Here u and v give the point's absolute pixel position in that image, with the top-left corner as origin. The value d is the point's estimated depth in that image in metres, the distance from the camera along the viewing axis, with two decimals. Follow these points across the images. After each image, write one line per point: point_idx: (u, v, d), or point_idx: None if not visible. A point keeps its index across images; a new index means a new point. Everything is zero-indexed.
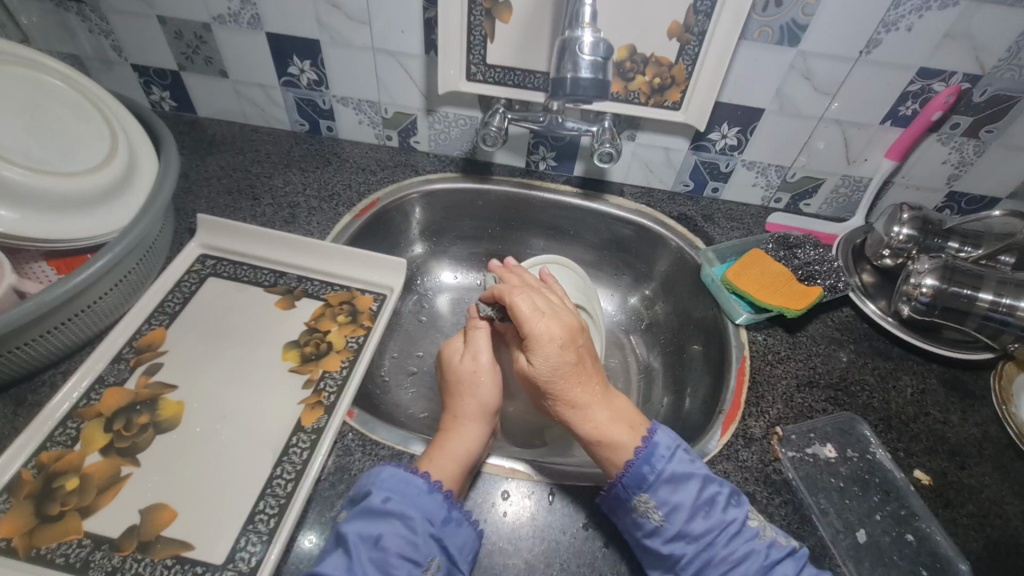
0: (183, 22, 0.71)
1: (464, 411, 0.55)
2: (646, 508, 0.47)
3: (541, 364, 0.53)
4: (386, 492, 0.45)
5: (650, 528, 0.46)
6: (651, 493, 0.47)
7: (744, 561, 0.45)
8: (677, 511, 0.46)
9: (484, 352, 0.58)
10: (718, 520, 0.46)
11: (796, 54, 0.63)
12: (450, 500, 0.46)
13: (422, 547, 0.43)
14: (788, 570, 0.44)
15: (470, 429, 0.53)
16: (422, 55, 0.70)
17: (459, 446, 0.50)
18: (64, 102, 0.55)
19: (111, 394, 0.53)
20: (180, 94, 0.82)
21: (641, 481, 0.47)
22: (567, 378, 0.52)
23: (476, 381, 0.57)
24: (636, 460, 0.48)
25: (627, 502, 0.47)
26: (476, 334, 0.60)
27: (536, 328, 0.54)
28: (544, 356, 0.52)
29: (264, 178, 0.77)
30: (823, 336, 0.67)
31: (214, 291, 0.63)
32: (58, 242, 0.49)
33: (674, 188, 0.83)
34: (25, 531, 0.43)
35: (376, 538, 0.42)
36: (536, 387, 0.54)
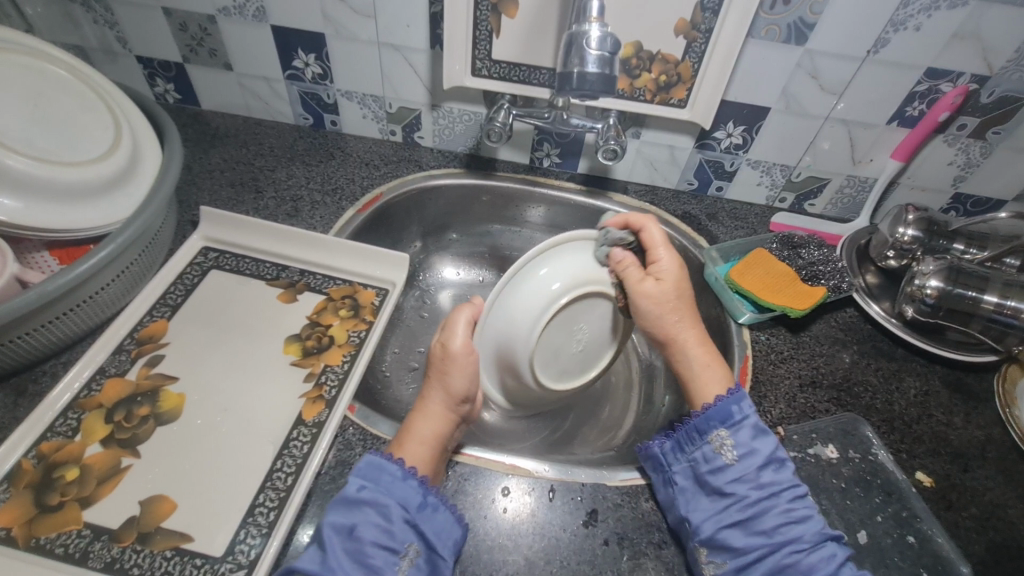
0: (189, 14, 0.71)
1: (432, 396, 0.52)
2: (723, 443, 0.48)
3: (666, 291, 0.54)
4: (360, 481, 0.45)
5: (720, 462, 0.48)
6: (732, 431, 0.49)
7: (804, 520, 0.45)
8: (753, 454, 0.47)
9: (457, 337, 0.53)
10: (788, 479, 0.47)
11: (804, 53, 0.63)
12: (425, 485, 0.46)
13: (398, 534, 0.43)
14: (836, 549, 0.44)
15: (438, 412, 0.51)
16: (428, 50, 0.70)
17: (426, 429, 0.50)
18: (68, 91, 0.55)
19: (112, 385, 0.53)
20: (184, 86, 0.82)
21: (727, 417, 0.49)
22: (685, 305, 0.55)
23: (446, 367, 0.53)
24: (726, 396, 0.50)
25: (705, 433, 0.49)
26: (459, 312, 0.55)
27: (664, 258, 0.55)
28: (671, 284, 0.54)
29: (267, 171, 0.77)
30: (826, 336, 0.67)
31: (215, 283, 0.63)
32: (60, 232, 0.48)
33: (678, 186, 0.82)
34: (25, 521, 0.43)
35: (350, 529, 0.42)
36: (654, 310, 0.54)
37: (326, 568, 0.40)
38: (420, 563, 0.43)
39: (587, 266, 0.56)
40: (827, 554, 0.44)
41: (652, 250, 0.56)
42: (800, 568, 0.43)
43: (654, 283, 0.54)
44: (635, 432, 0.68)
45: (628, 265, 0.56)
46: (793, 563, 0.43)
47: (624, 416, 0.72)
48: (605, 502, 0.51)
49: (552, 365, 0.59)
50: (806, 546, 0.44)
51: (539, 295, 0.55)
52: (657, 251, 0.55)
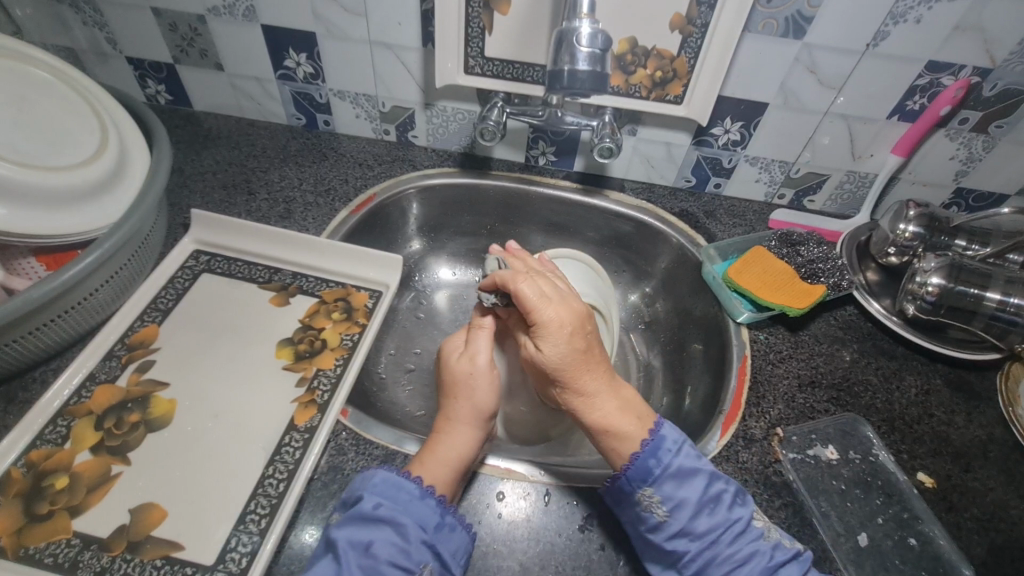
0: (178, 14, 0.70)
1: (458, 416, 0.52)
2: (650, 503, 0.46)
3: (546, 352, 0.50)
4: (377, 498, 0.44)
5: (653, 522, 0.45)
6: (657, 488, 0.46)
7: (748, 561, 0.44)
8: (683, 506, 0.45)
9: (482, 353, 0.55)
10: (724, 518, 0.45)
11: (802, 47, 0.62)
12: (444, 505, 0.45)
13: (415, 554, 0.42)
14: (792, 573, 0.43)
15: (465, 431, 0.51)
16: (419, 48, 0.69)
17: (450, 449, 0.49)
18: (53, 95, 0.54)
19: (103, 392, 0.52)
20: (175, 87, 0.81)
21: (647, 475, 0.46)
22: (574, 364, 0.50)
23: (472, 383, 0.54)
24: (642, 451, 0.47)
25: (631, 495, 0.46)
26: (478, 333, 0.58)
27: (541, 317, 0.51)
28: (551, 345, 0.50)
29: (259, 172, 0.76)
30: (825, 335, 0.66)
31: (206, 288, 0.62)
32: (46, 237, 0.48)
33: (675, 184, 0.81)
34: (13, 531, 0.43)
35: (366, 546, 0.42)
36: (544, 373, 0.52)
37: None
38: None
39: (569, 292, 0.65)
40: None
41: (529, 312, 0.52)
42: None
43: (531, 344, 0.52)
44: None
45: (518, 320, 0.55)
46: None
47: None
48: (602, 506, 0.50)
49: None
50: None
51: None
52: (533, 307, 0.51)
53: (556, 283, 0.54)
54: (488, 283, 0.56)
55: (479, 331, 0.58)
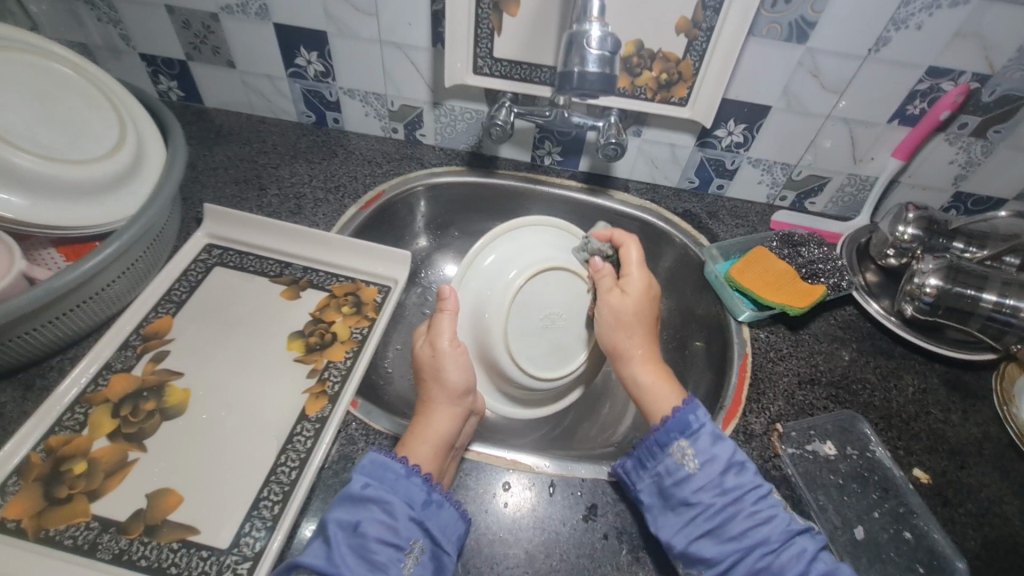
0: (192, 12, 0.72)
1: (434, 397, 0.54)
2: (684, 454, 0.48)
3: (628, 301, 0.58)
4: (365, 479, 0.45)
5: (683, 473, 0.47)
6: (692, 441, 0.48)
7: (770, 521, 0.45)
8: (714, 462, 0.47)
9: (444, 336, 0.56)
10: (751, 480, 0.47)
11: (805, 52, 0.63)
12: (430, 483, 0.46)
13: (403, 531, 0.44)
14: (805, 543, 0.45)
15: (442, 412, 0.53)
16: (429, 48, 0.70)
17: (432, 429, 0.51)
18: (73, 89, 0.55)
19: (119, 380, 0.53)
20: (187, 84, 0.82)
21: (685, 427, 0.49)
22: (642, 325, 0.58)
23: (437, 365, 0.55)
24: (682, 407, 0.50)
25: (666, 445, 0.49)
26: (441, 316, 0.57)
27: (632, 274, 0.60)
28: (634, 298, 0.58)
29: (270, 168, 0.78)
30: (825, 334, 0.67)
31: (218, 280, 0.63)
32: (66, 229, 0.49)
33: (679, 184, 0.83)
34: (34, 513, 0.44)
35: (355, 525, 0.43)
36: (613, 319, 0.58)
37: (332, 564, 0.40)
38: (425, 562, 0.43)
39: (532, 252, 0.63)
40: (798, 551, 0.44)
41: (627, 268, 0.60)
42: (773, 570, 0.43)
43: (618, 293, 0.59)
44: (635, 428, 0.69)
45: (605, 275, 0.61)
46: (766, 566, 0.43)
47: (625, 412, 0.73)
48: (605, 496, 0.52)
49: (538, 357, 0.61)
50: (776, 546, 0.44)
51: (489, 289, 0.60)
52: (631, 265, 0.60)
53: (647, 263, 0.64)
54: (603, 235, 0.64)
55: (442, 314, 0.57)
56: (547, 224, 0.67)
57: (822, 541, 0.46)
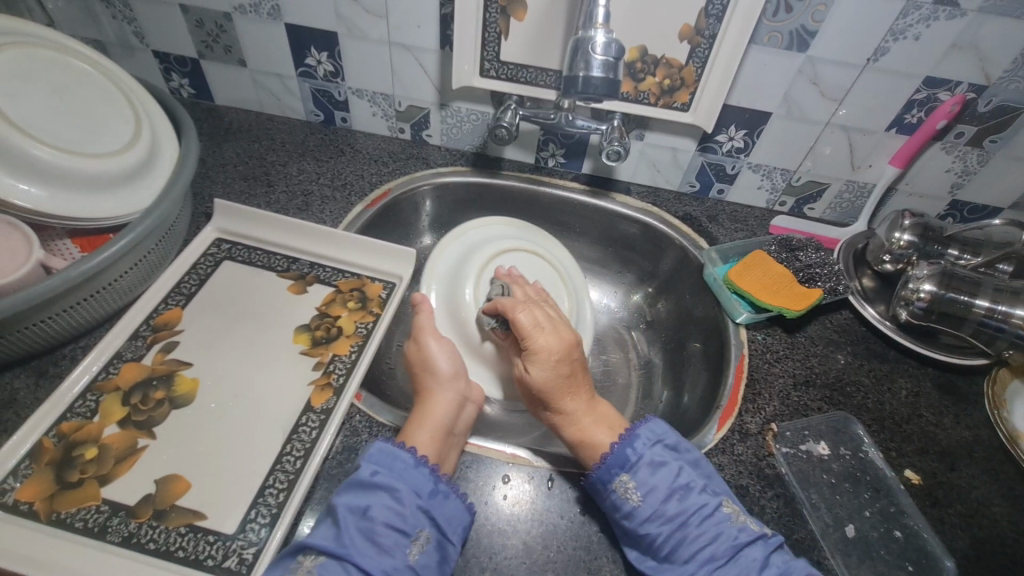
0: (205, 11, 0.73)
1: (430, 387, 0.57)
2: (626, 488, 0.49)
3: (533, 377, 0.57)
4: (374, 466, 0.47)
5: (627, 507, 0.48)
6: (632, 473, 0.49)
7: (716, 542, 0.46)
8: (655, 491, 0.48)
9: (428, 331, 0.61)
10: (695, 503, 0.47)
11: (805, 60, 0.65)
12: (437, 474, 0.48)
13: (409, 518, 0.45)
14: (755, 554, 0.45)
15: (439, 398, 0.56)
16: (437, 50, 0.72)
17: (430, 416, 0.53)
18: (91, 85, 0.56)
19: (129, 369, 0.55)
20: (198, 81, 0.84)
21: (624, 461, 0.50)
22: (555, 391, 0.56)
23: (426, 358, 0.59)
24: (619, 443, 0.51)
25: (607, 484, 0.49)
26: (419, 314, 0.62)
27: (532, 342, 0.58)
28: (537, 369, 0.57)
29: (278, 165, 0.79)
30: (821, 337, 0.69)
31: (227, 274, 0.65)
32: (81, 221, 0.50)
33: (680, 188, 0.84)
34: (46, 496, 0.45)
35: (364, 510, 0.44)
36: (530, 392, 0.58)
37: (339, 545, 0.42)
38: (430, 549, 0.44)
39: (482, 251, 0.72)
40: (750, 562, 0.45)
41: (524, 339, 0.58)
42: None
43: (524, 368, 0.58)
44: None
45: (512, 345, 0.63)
46: None
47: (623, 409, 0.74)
48: None
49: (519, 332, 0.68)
50: (724, 564, 0.45)
51: (458, 283, 0.69)
52: (528, 333, 0.58)
53: (549, 312, 0.61)
54: (489, 309, 0.63)
55: (420, 313, 0.62)
56: (490, 223, 0.77)
57: (775, 544, 0.47)
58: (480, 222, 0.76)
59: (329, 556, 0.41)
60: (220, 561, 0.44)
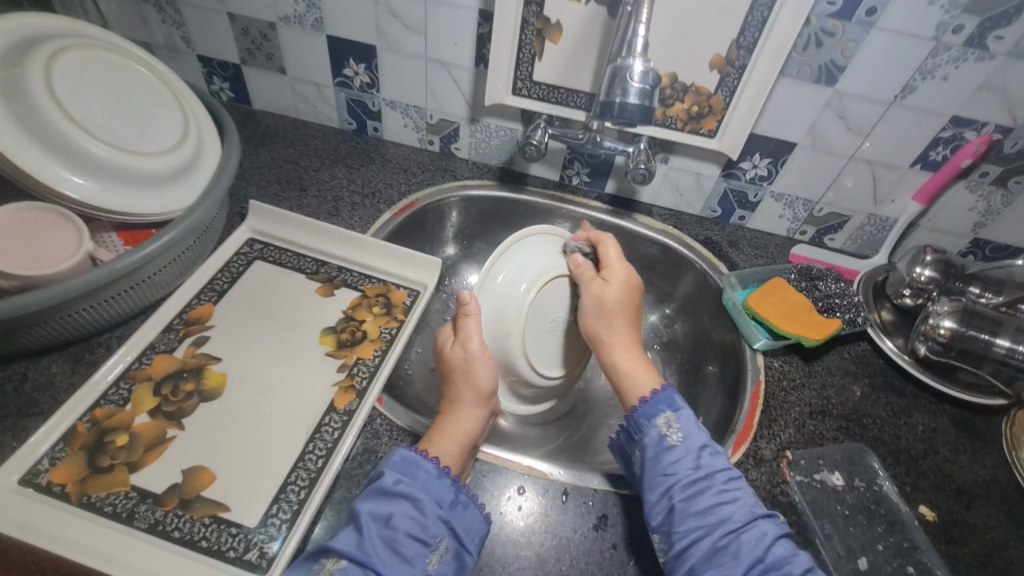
0: (252, 20, 0.76)
1: (463, 398, 0.57)
2: (669, 426, 0.51)
3: (607, 296, 0.60)
4: (397, 474, 0.48)
5: (665, 443, 0.50)
6: (677, 416, 0.52)
7: (734, 500, 0.47)
8: (693, 438, 0.51)
9: (474, 339, 0.58)
10: (722, 463, 0.50)
11: (833, 94, 0.66)
12: (458, 484, 0.49)
13: (431, 528, 0.46)
14: (767, 528, 0.46)
15: (464, 411, 0.56)
16: (472, 67, 0.74)
17: (458, 428, 0.54)
18: (147, 88, 0.58)
19: (161, 360, 0.56)
20: (239, 86, 0.87)
21: (672, 403, 0.53)
22: (621, 320, 0.60)
23: (469, 367, 0.58)
24: (669, 386, 0.55)
25: (652, 417, 0.52)
26: (466, 321, 0.59)
27: (613, 267, 0.63)
28: (616, 289, 0.61)
29: (311, 171, 0.81)
30: (838, 367, 0.69)
31: (258, 273, 0.67)
32: (127, 216, 0.52)
33: (701, 213, 0.85)
34: (78, 479, 0.47)
35: (386, 518, 0.45)
36: (596, 309, 0.60)
37: (362, 552, 0.43)
38: (448, 559, 0.45)
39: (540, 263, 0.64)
40: (759, 533, 0.45)
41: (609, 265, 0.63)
42: (733, 550, 0.44)
43: (602, 282, 0.62)
44: None
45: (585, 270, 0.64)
46: (726, 545, 0.45)
47: None
48: (615, 508, 0.53)
49: (548, 358, 0.64)
50: (738, 526, 0.45)
51: (510, 298, 0.62)
52: (611, 261, 0.63)
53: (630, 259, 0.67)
54: (580, 236, 0.68)
55: (467, 319, 0.59)
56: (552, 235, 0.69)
57: (784, 531, 0.47)
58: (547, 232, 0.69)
59: (350, 562, 0.43)
60: (241, 554, 0.45)
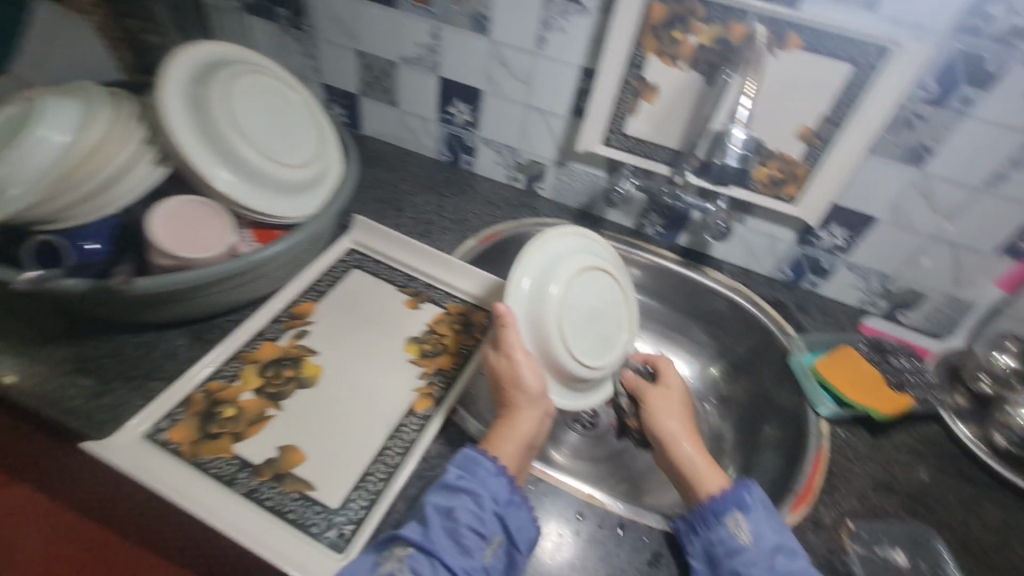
0: (377, 58, 0.86)
1: (517, 402, 0.58)
2: (738, 527, 0.52)
3: (670, 399, 0.66)
4: (459, 471, 0.52)
5: (735, 544, 0.51)
6: (747, 516, 0.52)
7: None
8: (765, 540, 0.51)
9: (517, 347, 0.58)
10: (800, 566, 0.49)
11: (919, 174, 0.68)
12: (513, 483, 0.52)
13: (488, 523, 0.49)
14: None
15: (519, 412, 0.58)
16: (567, 117, 0.80)
17: (516, 428, 0.56)
18: (295, 108, 0.67)
19: (268, 347, 0.63)
20: (353, 113, 0.97)
21: (741, 502, 0.53)
22: (682, 420, 0.63)
23: (515, 372, 0.58)
24: (739, 482, 0.54)
25: (721, 515, 0.52)
26: (505, 331, 0.58)
27: (668, 373, 0.69)
28: (675, 393, 0.67)
29: (407, 194, 0.89)
30: (906, 446, 0.68)
31: (355, 281, 0.73)
32: (263, 215, 0.60)
33: (772, 274, 0.87)
34: (191, 441, 0.53)
35: (449, 511, 0.49)
36: (659, 409, 0.64)
37: (428, 541, 0.46)
38: (500, 554, 0.48)
39: (566, 259, 0.65)
40: None
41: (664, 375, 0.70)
42: None
43: (661, 390, 0.67)
44: None
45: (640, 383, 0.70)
46: None
47: None
48: (671, 548, 0.55)
49: (589, 349, 0.65)
50: None
51: (541, 302, 0.62)
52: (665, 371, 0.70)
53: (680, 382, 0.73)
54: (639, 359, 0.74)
55: (507, 329, 0.58)
56: (564, 232, 0.69)
57: None
58: (558, 231, 0.68)
59: (418, 549, 0.47)
60: (323, 531, 0.50)
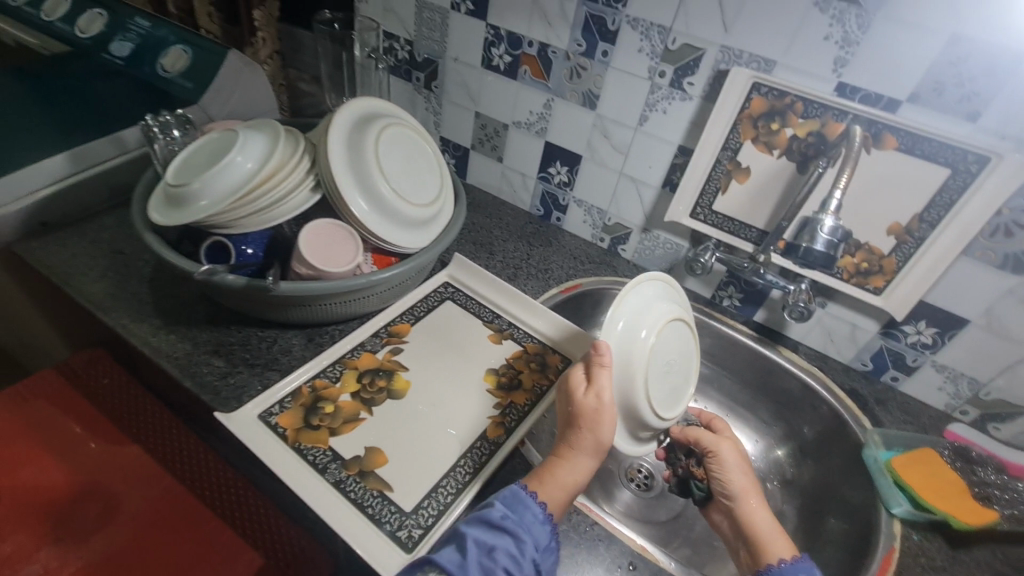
0: (491, 119, 0.97)
1: (579, 444, 0.59)
2: None
3: (740, 453, 0.66)
4: (504, 510, 0.54)
5: None
6: None
7: None
8: None
9: (608, 391, 0.61)
10: None
11: (1017, 282, 0.67)
12: (553, 533, 0.54)
13: (524, 567, 0.50)
14: None
15: (576, 458, 0.59)
16: (659, 188, 0.87)
17: (570, 476, 0.58)
18: (425, 156, 0.77)
19: (366, 357, 0.71)
20: (461, 163, 1.08)
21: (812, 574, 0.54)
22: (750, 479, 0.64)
23: (598, 417, 0.60)
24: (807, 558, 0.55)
25: None
26: (601, 371, 0.61)
27: (723, 428, 0.70)
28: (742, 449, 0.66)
29: (499, 240, 0.98)
30: (990, 565, 0.63)
31: (447, 311, 0.81)
32: (384, 242, 0.69)
33: (850, 363, 0.85)
34: (295, 428, 0.61)
35: (490, 548, 0.50)
36: (733, 464, 0.64)
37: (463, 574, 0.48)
38: None
39: (656, 309, 0.69)
40: None
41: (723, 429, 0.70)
42: None
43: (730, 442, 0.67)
44: None
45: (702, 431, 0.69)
46: None
47: None
48: None
49: (664, 400, 0.67)
50: None
51: (632, 346, 0.65)
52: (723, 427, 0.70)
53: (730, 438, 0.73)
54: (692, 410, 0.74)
55: (601, 370, 0.61)
56: (652, 278, 0.73)
57: None
58: (647, 276, 0.72)
59: None
60: (395, 529, 0.55)
